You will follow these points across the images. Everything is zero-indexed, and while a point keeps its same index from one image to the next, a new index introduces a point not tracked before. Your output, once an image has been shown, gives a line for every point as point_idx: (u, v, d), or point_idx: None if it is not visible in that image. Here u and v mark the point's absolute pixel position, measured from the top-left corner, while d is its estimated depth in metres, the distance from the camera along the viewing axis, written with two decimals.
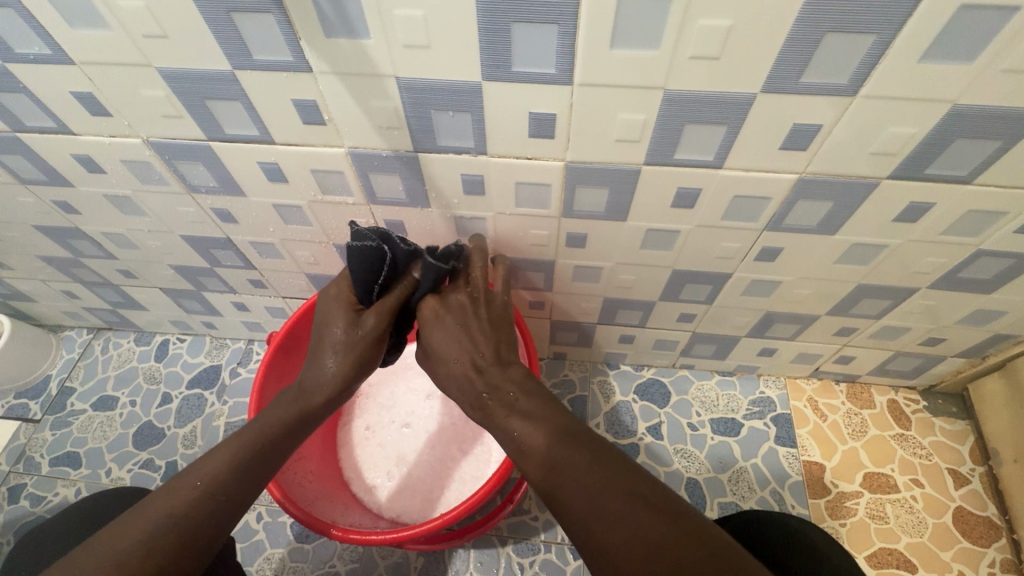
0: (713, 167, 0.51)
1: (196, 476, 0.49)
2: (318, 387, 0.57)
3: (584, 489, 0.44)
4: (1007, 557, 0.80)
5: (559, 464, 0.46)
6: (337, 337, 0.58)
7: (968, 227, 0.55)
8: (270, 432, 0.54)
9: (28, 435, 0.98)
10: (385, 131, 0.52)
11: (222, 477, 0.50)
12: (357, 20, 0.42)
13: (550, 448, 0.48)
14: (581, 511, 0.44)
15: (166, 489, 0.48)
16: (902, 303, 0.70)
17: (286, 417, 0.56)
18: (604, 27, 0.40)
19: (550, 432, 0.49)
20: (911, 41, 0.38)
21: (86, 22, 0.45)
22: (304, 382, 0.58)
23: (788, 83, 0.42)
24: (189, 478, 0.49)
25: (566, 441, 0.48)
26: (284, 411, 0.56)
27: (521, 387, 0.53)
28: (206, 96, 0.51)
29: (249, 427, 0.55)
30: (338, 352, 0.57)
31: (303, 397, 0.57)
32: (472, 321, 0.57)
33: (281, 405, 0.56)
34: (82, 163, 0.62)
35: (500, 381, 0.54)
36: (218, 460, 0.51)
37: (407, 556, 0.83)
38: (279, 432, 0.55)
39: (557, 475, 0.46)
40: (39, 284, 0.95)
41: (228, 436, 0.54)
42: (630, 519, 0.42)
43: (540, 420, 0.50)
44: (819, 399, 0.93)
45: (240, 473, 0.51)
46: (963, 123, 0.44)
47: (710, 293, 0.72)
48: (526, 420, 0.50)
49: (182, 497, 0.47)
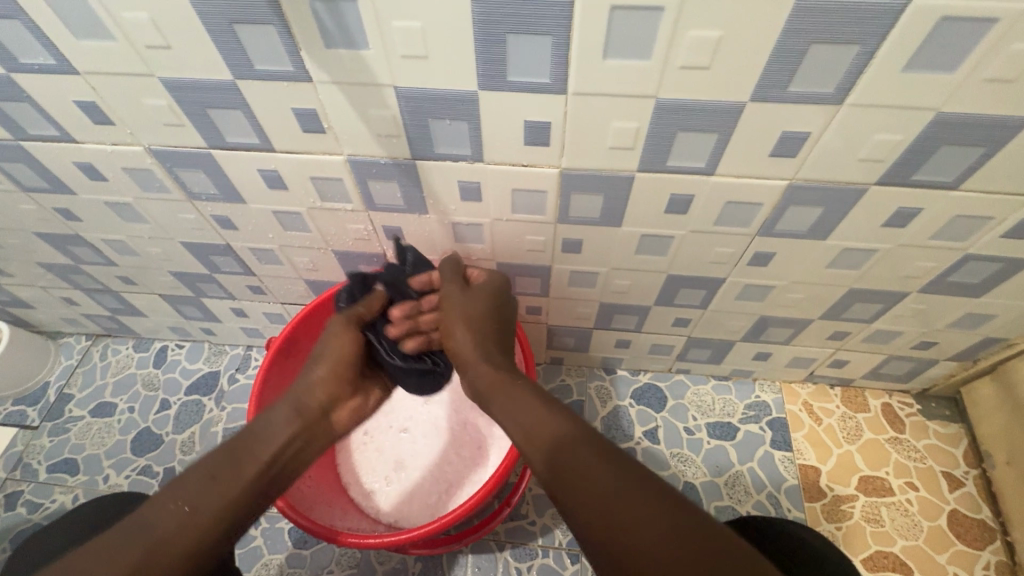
0: (705, 173, 0.52)
1: (144, 528, 0.49)
2: (288, 424, 0.61)
3: (593, 485, 0.46)
4: (1001, 559, 0.81)
5: (564, 461, 0.49)
6: (324, 373, 0.66)
7: (955, 232, 0.56)
8: (229, 479, 0.54)
9: (26, 441, 0.99)
10: (383, 139, 0.53)
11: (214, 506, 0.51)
12: (356, 31, 0.43)
13: (556, 445, 0.50)
14: (589, 512, 0.45)
15: (113, 536, 0.48)
16: (894, 306, 0.71)
17: (248, 463, 0.56)
18: (597, 37, 0.41)
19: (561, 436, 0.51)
20: (893, 52, 0.39)
21: (92, 34, 0.46)
22: (259, 429, 0.59)
23: (777, 92, 0.43)
24: (139, 525, 0.49)
25: (573, 440, 0.50)
26: (245, 454, 0.56)
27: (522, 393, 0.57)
28: (207, 106, 0.52)
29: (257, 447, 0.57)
30: (327, 381, 0.66)
31: (277, 435, 0.59)
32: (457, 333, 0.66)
33: (254, 445, 0.57)
34: (84, 171, 0.63)
35: (495, 390, 0.60)
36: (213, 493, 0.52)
37: (405, 562, 0.83)
38: (244, 478, 0.54)
39: (564, 473, 0.48)
40: (39, 290, 0.95)
41: (230, 453, 0.56)
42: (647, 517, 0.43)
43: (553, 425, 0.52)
44: (814, 403, 0.94)
45: (196, 524, 0.50)
46: (948, 130, 0.45)
47: (704, 298, 0.73)
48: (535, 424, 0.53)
49: (167, 527, 0.49)
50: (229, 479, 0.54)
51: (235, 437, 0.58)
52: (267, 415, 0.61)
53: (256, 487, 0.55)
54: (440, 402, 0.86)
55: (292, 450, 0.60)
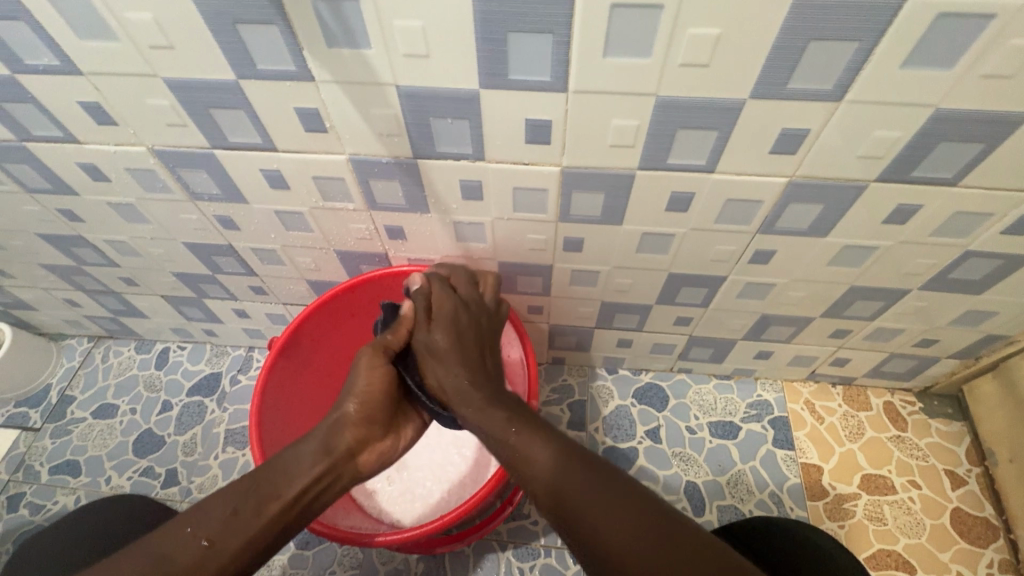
0: (705, 171, 0.52)
1: (164, 558, 0.46)
2: (314, 462, 0.54)
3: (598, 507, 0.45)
4: (1005, 557, 0.81)
5: (566, 488, 0.47)
6: (356, 409, 0.59)
7: (955, 228, 0.56)
8: (250, 519, 0.50)
9: (28, 443, 0.99)
10: (385, 138, 0.53)
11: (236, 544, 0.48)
12: (358, 30, 0.43)
13: (557, 473, 0.48)
14: (591, 530, 0.45)
15: (126, 564, 0.46)
16: (895, 304, 0.71)
17: (272, 503, 0.51)
18: (597, 35, 0.41)
19: (554, 456, 0.50)
20: (891, 49, 0.40)
21: (96, 35, 0.46)
22: (287, 464, 0.54)
23: (776, 89, 0.44)
24: (155, 556, 0.46)
25: (575, 468, 0.48)
26: (270, 492, 0.52)
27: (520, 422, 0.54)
28: (210, 105, 0.52)
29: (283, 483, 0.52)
30: (361, 422, 0.59)
31: (303, 476, 0.53)
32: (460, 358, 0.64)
33: (274, 479, 0.52)
34: (87, 172, 0.63)
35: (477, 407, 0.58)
36: (238, 532, 0.49)
37: (408, 562, 0.83)
38: (265, 519, 0.50)
39: (566, 503, 0.47)
40: (41, 292, 0.96)
41: (257, 484, 0.52)
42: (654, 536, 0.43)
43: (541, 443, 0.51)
44: (816, 402, 0.94)
45: (216, 560, 0.47)
46: (947, 127, 0.45)
47: (705, 297, 0.73)
48: (523, 442, 0.52)
49: (189, 560, 0.46)
50: (250, 518, 0.50)
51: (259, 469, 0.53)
52: (295, 448, 0.55)
53: (278, 529, 0.51)
54: None
55: (318, 493, 0.54)
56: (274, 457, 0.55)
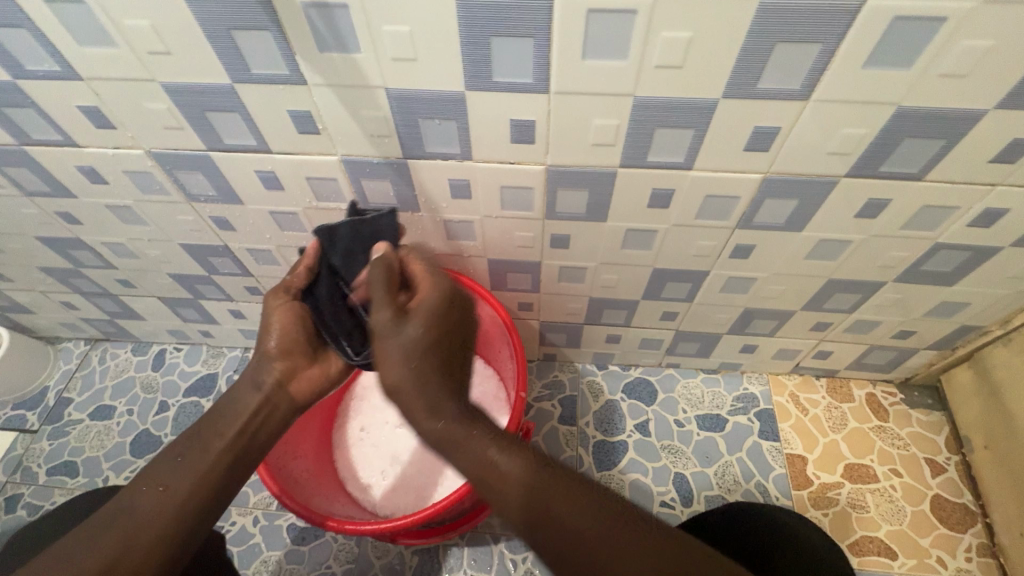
0: (683, 168, 0.54)
1: (122, 507, 0.49)
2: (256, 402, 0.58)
3: (564, 519, 0.46)
4: (982, 541, 0.83)
5: (545, 503, 0.47)
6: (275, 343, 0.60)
7: (924, 221, 0.58)
8: (196, 459, 0.53)
9: (26, 445, 1.00)
10: (376, 139, 0.55)
11: (186, 480, 0.51)
12: (348, 36, 0.45)
13: (530, 487, 0.48)
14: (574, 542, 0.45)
15: (94, 524, 0.49)
16: (872, 296, 0.73)
17: (216, 440, 0.54)
18: (576, 40, 0.43)
19: (529, 474, 0.49)
20: (852, 52, 0.42)
21: (97, 42, 0.48)
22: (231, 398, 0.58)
23: (747, 89, 0.46)
24: (118, 508, 0.49)
25: (547, 479, 0.48)
26: (213, 431, 0.55)
27: (494, 437, 0.51)
28: (206, 109, 0.54)
29: (220, 429, 0.55)
30: (283, 355, 0.61)
31: (241, 415, 0.57)
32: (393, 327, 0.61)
33: (219, 419, 0.56)
34: (86, 175, 0.65)
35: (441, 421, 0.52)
36: (185, 473, 0.52)
37: (402, 556, 0.85)
38: (214, 454, 0.54)
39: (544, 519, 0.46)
40: (38, 295, 0.97)
41: (196, 429, 0.55)
42: (628, 548, 0.44)
43: (515, 459, 0.50)
44: (801, 394, 0.97)
45: (169, 498, 0.50)
46: (910, 124, 0.48)
47: (689, 291, 0.76)
48: (497, 460, 0.50)
49: (144, 500, 0.50)
50: (198, 458, 0.53)
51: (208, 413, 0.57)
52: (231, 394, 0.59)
53: (227, 465, 0.54)
54: None
55: (257, 427, 0.57)
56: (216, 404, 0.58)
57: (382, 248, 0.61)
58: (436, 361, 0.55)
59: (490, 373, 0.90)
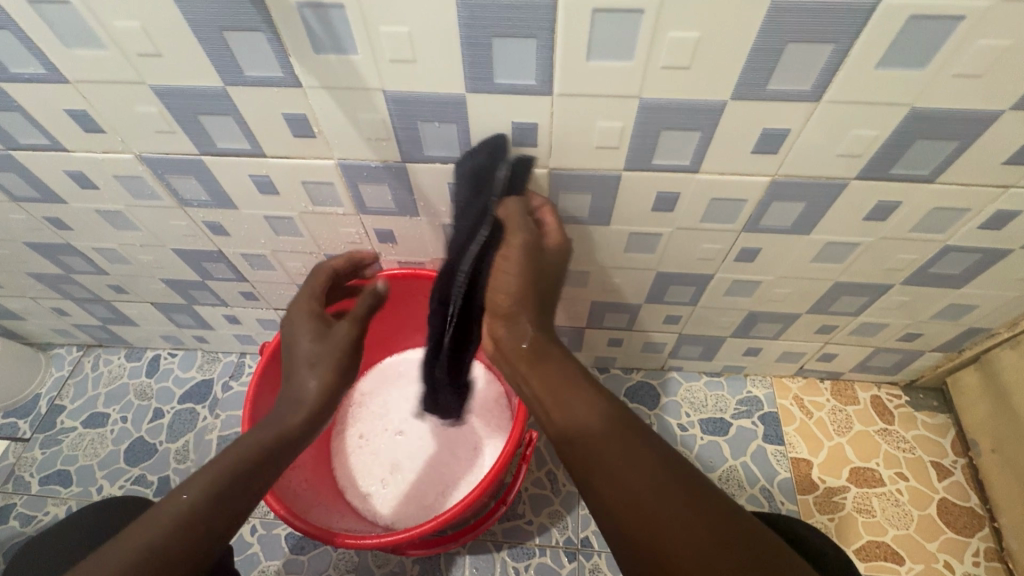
0: (690, 171, 0.53)
1: (169, 527, 0.45)
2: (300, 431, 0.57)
3: (623, 475, 0.45)
4: (990, 546, 0.82)
5: (606, 459, 0.46)
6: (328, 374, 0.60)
7: (934, 223, 0.57)
8: (243, 496, 0.50)
9: (18, 454, 0.98)
10: (374, 142, 0.53)
11: (232, 516, 0.48)
12: (344, 36, 0.44)
13: (600, 438, 0.47)
14: (625, 507, 0.44)
15: (138, 534, 0.44)
16: (878, 299, 0.72)
17: (259, 477, 0.52)
18: (581, 40, 0.42)
19: (602, 426, 0.48)
20: (866, 51, 0.41)
21: (83, 43, 0.47)
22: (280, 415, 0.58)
23: (756, 90, 0.45)
24: (166, 529, 0.44)
25: (625, 434, 0.47)
26: (260, 468, 0.52)
27: (582, 386, 0.51)
28: (198, 112, 0.52)
29: (269, 465, 0.53)
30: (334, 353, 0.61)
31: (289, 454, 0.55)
32: (512, 278, 0.53)
33: (268, 458, 0.53)
34: (75, 180, 0.63)
35: (531, 372, 0.54)
36: (233, 508, 0.49)
37: (403, 565, 0.84)
38: (252, 496, 0.50)
39: (600, 472, 0.46)
40: (29, 301, 0.95)
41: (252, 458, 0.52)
42: (675, 528, 0.42)
43: (590, 411, 0.49)
44: (805, 397, 0.95)
45: (215, 535, 0.47)
46: (921, 126, 0.46)
47: (693, 294, 0.74)
48: (573, 410, 0.50)
49: (189, 532, 0.45)
50: (243, 496, 0.50)
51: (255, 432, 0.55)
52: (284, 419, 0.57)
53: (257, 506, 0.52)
54: (434, 404, 0.86)
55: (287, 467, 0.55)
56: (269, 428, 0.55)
57: (514, 197, 0.52)
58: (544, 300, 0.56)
59: (490, 377, 0.87)
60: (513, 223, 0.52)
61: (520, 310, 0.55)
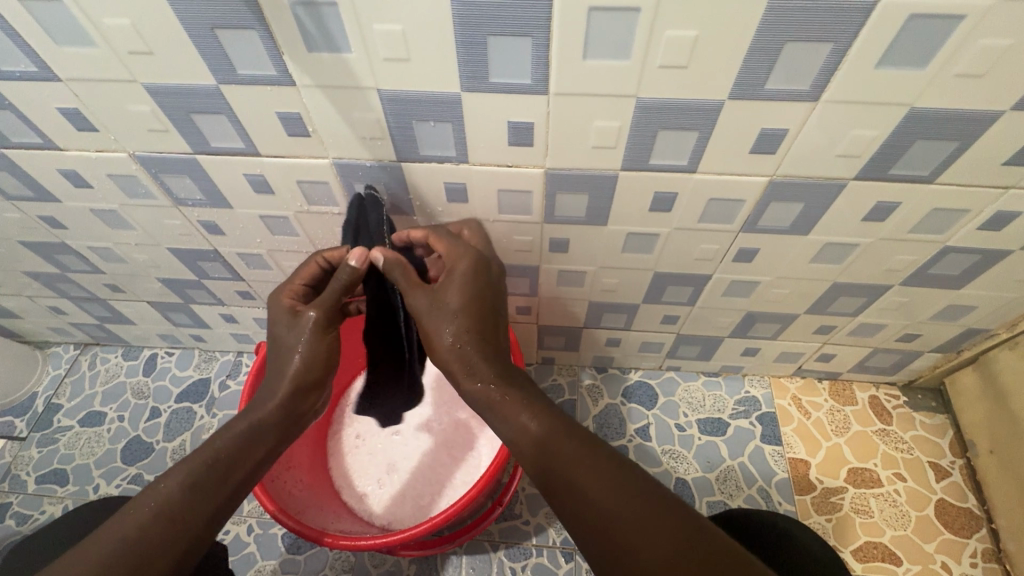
0: (687, 171, 0.52)
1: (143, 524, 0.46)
2: (280, 420, 0.56)
3: (594, 488, 0.45)
4: (987, 547, 0.82)
5: (575, 476, 0.46)
6: (304, 365, 0.57)
7: (933, 225, 0.57)
8: (218, 489, 0.50)
9: (14, 453, 0.98)
10: (369, 141, 0.53)
11: (204, 509, 0.49)
12: (338, 35, 0.43)
13: (564, 455, 0.47)
14: (598, 518, 0.44)
15: (115, 528, 0.46)
16: (877, 300, 0.72)
17: (238, 471, 0.52)
18: (577, 39, 0.41)
19: (563, 446, 0.48)
20: (866, 50, 0.40)
21: (73, 40, 0.46)
22: (260, 397, 0.57)
23: (754, 90, 0.44)
24: (138, 526, 0.46)
25: (593, 451, 0.47)
26: (237, 460, 0.52)
27: (532, 407, 0.51)
28: (192, 111, 0.52)
29: (245, 455, 0.53)
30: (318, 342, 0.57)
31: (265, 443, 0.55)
32: (434, 322, 0.54)
33: (243, 449, 0.53)
34: (68, 178, 0.63)
35: (484, 409, 0.53)
36: (206, 501, 0.49)
37: (400, 564, 0.83)
38: (229, 489, 0.51)
39: (570, 488, 0.46)
40: (25, 300, 0.95)
41: (227, 446, 0.52)
42: (645, 539, 0.42)
43: (550, 434, 0.49)
44: (803, 397, 0.95)
45: (186, 530, 0.48)
46: (921, 126, 0.46)
47: (692, 295, 0.74)
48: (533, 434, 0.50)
49: (158, 525, 0.46)
50: (217, 488, 0.50)
51: (238, 419, 0.55)
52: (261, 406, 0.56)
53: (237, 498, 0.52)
54: (432, 404, 0.85)
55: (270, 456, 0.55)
56: (244, 418, 0.55)
57: (385, 255, 0.56)
58: (480, 331, 0.54)
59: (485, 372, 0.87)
60: (403, 285, 0.56)
61: (450, 351, 0.54)
